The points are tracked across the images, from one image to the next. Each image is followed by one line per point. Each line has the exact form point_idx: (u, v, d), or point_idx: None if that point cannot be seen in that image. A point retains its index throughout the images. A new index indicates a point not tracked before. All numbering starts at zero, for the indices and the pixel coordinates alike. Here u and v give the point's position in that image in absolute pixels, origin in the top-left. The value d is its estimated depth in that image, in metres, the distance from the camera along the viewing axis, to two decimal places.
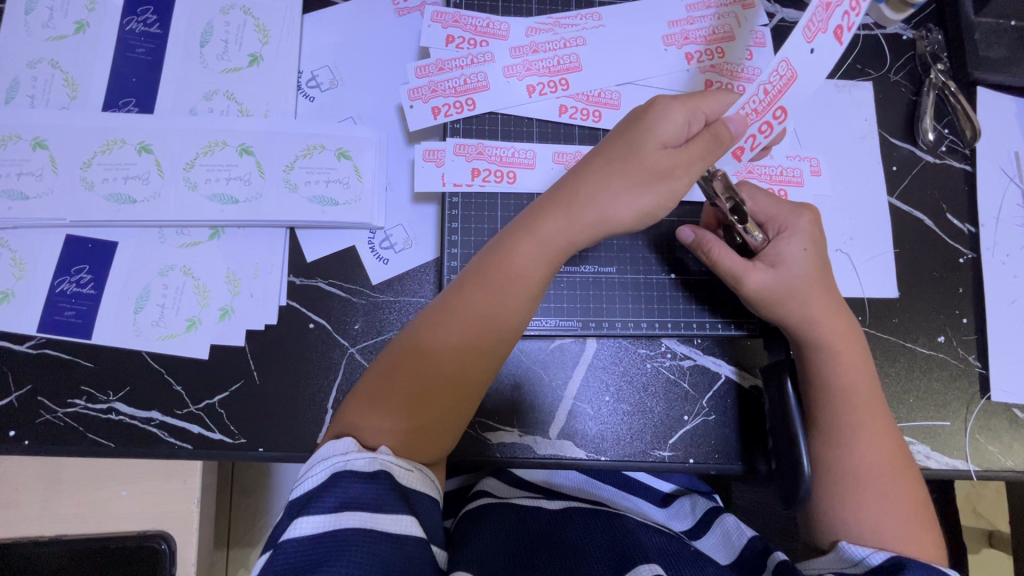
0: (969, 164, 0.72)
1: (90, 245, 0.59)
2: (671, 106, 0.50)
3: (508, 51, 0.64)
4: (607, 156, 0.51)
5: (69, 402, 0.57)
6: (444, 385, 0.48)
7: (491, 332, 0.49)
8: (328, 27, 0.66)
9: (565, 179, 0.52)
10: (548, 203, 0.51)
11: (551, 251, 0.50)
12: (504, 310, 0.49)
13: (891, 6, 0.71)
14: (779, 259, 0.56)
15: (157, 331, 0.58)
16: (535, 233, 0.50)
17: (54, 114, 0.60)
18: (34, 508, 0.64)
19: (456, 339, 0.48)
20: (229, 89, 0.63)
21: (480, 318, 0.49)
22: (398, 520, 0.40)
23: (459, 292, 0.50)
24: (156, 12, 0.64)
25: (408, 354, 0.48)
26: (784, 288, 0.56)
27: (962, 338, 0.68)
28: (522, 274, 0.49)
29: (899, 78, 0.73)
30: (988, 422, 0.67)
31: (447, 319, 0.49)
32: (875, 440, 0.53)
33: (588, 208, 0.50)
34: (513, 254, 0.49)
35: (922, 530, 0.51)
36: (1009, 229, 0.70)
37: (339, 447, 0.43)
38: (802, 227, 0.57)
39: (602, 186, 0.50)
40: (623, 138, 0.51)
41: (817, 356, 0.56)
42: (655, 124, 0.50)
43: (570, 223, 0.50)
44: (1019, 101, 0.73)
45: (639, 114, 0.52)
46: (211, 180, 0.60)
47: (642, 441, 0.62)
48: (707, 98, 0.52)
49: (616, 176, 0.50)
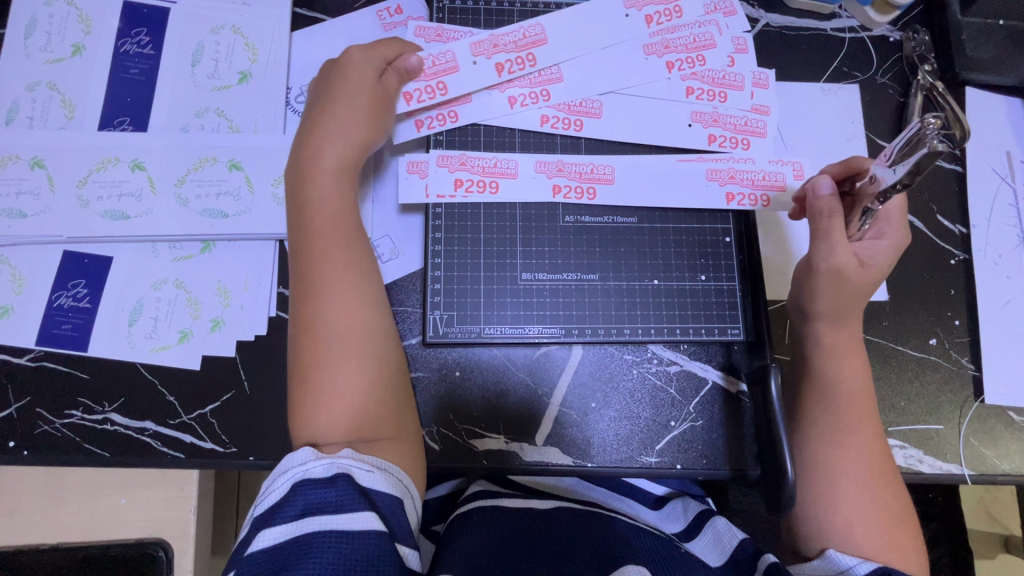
0: (959, 165, 0.71)
1: (86, 260, 0.61)
2: (360, 49, 0.59)
3: (469, 49, 0.64)
4: (342, 94, 0.57)
5: (66, 413, 0.59)
6: (347, 340, 0.51)
7: (350, 270, 0.53)
8: (315, 44, 0.68)
9: (312, 112, 0.58)
10: (304, 146, 0.56)
11: (342, 174, 0.56)
12: (339, 244, 0.54)
13: (878, 9, 0.71)
14: (869, 261, 0.56)
15: (151, 342, 0.60)
16: (320, 166, 0.55)
17: (51, 135, 0.62)
18: (36, 516, 0.66)
19: (330, 299, 0.52)
20: (220, 106, 0.65)
21: (331, 261, 0.53)
22: (359, 518, 0.41)
23: (298, 249, 0.54)
24: (149, 34, 0.66)
25: (304, 336, 0.51)
26: (858, 288, 0.56)
27: (955, 341, 0.67)
28: (328, 205, 0.54)
29: (887, 80, 0.72)
30: (983, 425, 0.66)
31: (316, 292, 0.52)
32: (865, 448, 0.55)
33: (353, 138, 0.56)
34: (313, 198, 0.55)
35: (901, 535, 0.52)
36: (1002, 229, 0.70)
37: (299, 457, 0.44)
38: (893, 241, 0.58)
39: (349, 121, 0.57)
40: (340, 77, 0.58)
41: (828, 360, 0.57)
42: (353, 63, 0.58)
43: (349, 152, 0.56)
44: (1009, 100, 0.72)
45: (335, 64, 0.59)
46: (201, 195, 0.62)
47: (628, 447, 0.62)
48: (391, 46, 0.61)
49: (353, 104, 0.57)
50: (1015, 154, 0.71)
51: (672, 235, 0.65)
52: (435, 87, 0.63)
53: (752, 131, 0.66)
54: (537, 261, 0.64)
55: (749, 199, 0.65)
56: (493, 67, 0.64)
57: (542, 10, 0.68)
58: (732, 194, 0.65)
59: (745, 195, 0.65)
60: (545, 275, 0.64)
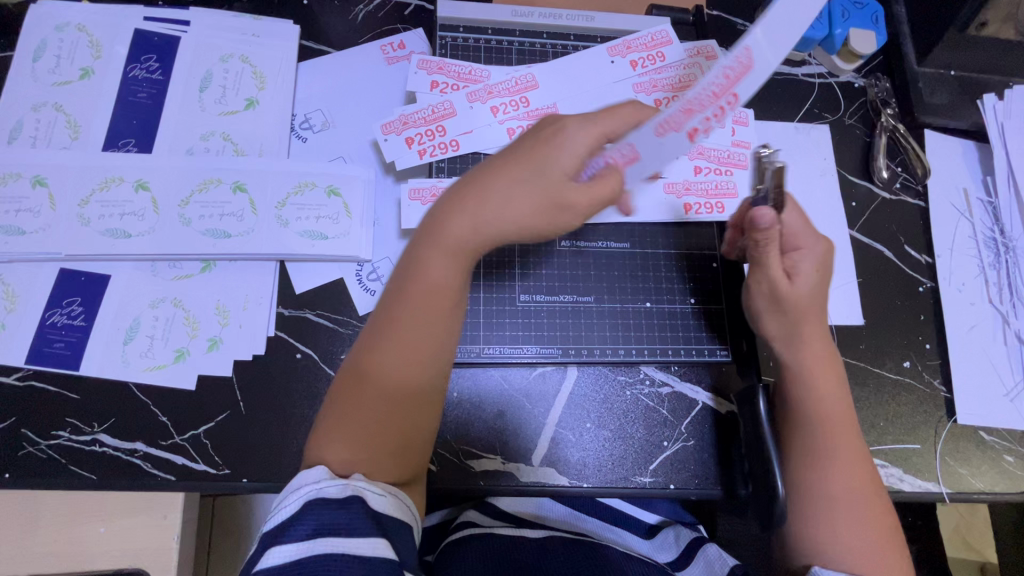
0: (923, 201, 0.77)
1: (83, 278, 0.61)
2: (583, 122, 0.50)
3: (465, 97, 0.67)
4: (513, 161, 0.49)
5: (52, 434, 0.57)
6: (394, 401, 0.48)
7: (417, 349, 0.48)
8: (320, 75, 0.71)
9: (486, 167, 0.51)
10: (442, 210, 0.50)
11: (460, 258, 0.49)
12: (420, 327, 0.48)
13: (843, 58, 0.78)
14: (796, 272, 0.57)
15: (146, 361, 0.59)
16: (444, 244, 0.49)
17: (54, 154, 0.62)
18: (8, 547, 0.63)
19: (390, 359, 0.48)
20: (226, 131, 0.67)
21: (407, 332, 0.48)
22: (371, 543, 0.41)
23: (386, 305, 0.50)
24: (159, 60, 0.68)
25: (351, 382, 0.48)
26: (799, 299, 0.57)
27: (927, 363, 0.71)
28: (430, 281, 0.49)
29: (854, 121, 0.79)
30: (956, 445, 0.69)
31: (377, 348, 0.48)
32: (851, 469, 0.55)
33: (479, 211, 0.49)
34: (420, 264, 0.49)
35: (891, 555, 0.52)
36: (964, 259, 0.74)
37: (310, 475, 0.44)
38: (818, 250, 0.57)
39: (510, 200, 0.48)
40: (523, 141, 0.51)
41: (795, 381, 0.58)
42: (567, 144, 0.49)
43: (483, 236, 0.49)
44: (964, 142, 0.78)
45: (551, 127, 0.50)
46: (204, 216, 0.62)
47: (622, 468, 0.63)
48: (615, 119, 0.50)
49: (531, 183, 0.48)
50: (972, 191, 0.77)
51: (661, 261, 0.69)
52: (436, 131, 0.66)
53: (735, 163, 0.71)
54: (534, 284, 0.67)
55: (716, 118, 0.48)
56: (490, 111, 0.68)
57: (539, 50, 0.72)
58: (689, 205, 0.70)
59: (706, 119, 0.48)
60: (542, 297, 0.66)
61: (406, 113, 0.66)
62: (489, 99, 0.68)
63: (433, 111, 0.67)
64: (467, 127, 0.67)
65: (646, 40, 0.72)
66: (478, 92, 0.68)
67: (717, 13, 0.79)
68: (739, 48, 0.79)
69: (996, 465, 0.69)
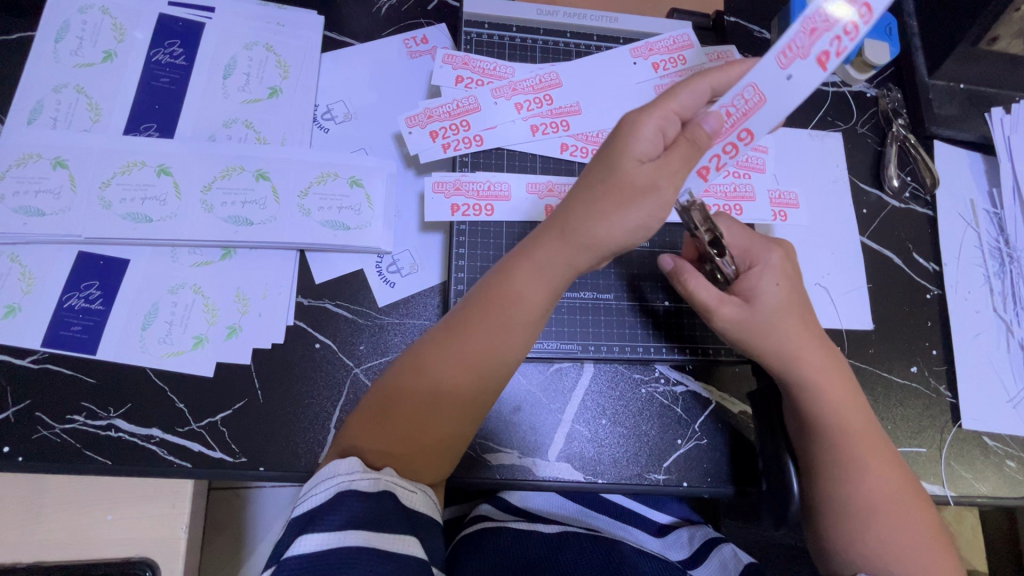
0: (931, 210, 0.79)
1: (101, 262, 0.60)
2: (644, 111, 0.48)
3: (489, 93, 0.68)
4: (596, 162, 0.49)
5: (68, 417, 0.57)
6: (454, 409, 0.49)
7: (486, 366, 0.49)
8: (343, 66, 0.71)
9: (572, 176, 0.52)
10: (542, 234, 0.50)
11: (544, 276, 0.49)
12: (500, 345, 0.49)
13: (857, 68, 0.78)
14: (754, 294, 0.56)
15: (163, 347, 0.59)
16: (531, 262, 0.49)
17: (75, 135, 0.62)
18: (13, 532, 0.62)
19: (456, 371, 0.49)
20: (249, 119, 0.66)
21: (482, 348, 0.49)
22: (402, 541, 0.41)
23: (462, 316, 0.50)
24: (182, 46, 0.67)
25: (412, 382, 0.49)
26: (775, 315, 0.55)
27: (933, 369, 0.73)
28: (516, 298, 0.49)
29: (866, 130, 0.81)
30: (960, 450, 0.70)
31: (444, 357, 0.49)
32: (887, 475, 0.54)
33: (572, 226, 0.48)
34: (510, 282, 0.50)
35: (941, 557, 0.52)
36: (970, 268, 0.76)
37: (344, 467, 0.44)
38: (772, 262, 0.57)
39: (593, 207, 0.47)
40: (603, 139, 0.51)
41: (810, 393, 0.55)
42: (636, 129, 0.47)
43: (568, 248, 0.48)
44: (972, 154, 0.79)
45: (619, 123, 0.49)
46: (227, 203, 0.62)
47: (637, 465, 0.64)
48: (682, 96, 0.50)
49: (604, 181, 0.47)
50: (978, 203, 0.78)
51: None
52: (459, 125, 0.67)
53: (753, 166, 0.75)
54: None
55: (849, 34, 0.46)
56: (513, 107, 0.68)
57: (562, 49, 0.73)
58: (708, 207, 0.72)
59: (836, 39, 0.47)
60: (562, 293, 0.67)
61: (430, 106, 0.66)
62: (513, 94, 0.68)
63: (458, 105, 0.67)
64: (492, 122, 0.67)
65: (668, 43, 0.73)
66: (502, 88, 0.68)
67: (734, 19, 0.80)
68: (756, 54, 0.80)
69: (998, 471, 0.70)
